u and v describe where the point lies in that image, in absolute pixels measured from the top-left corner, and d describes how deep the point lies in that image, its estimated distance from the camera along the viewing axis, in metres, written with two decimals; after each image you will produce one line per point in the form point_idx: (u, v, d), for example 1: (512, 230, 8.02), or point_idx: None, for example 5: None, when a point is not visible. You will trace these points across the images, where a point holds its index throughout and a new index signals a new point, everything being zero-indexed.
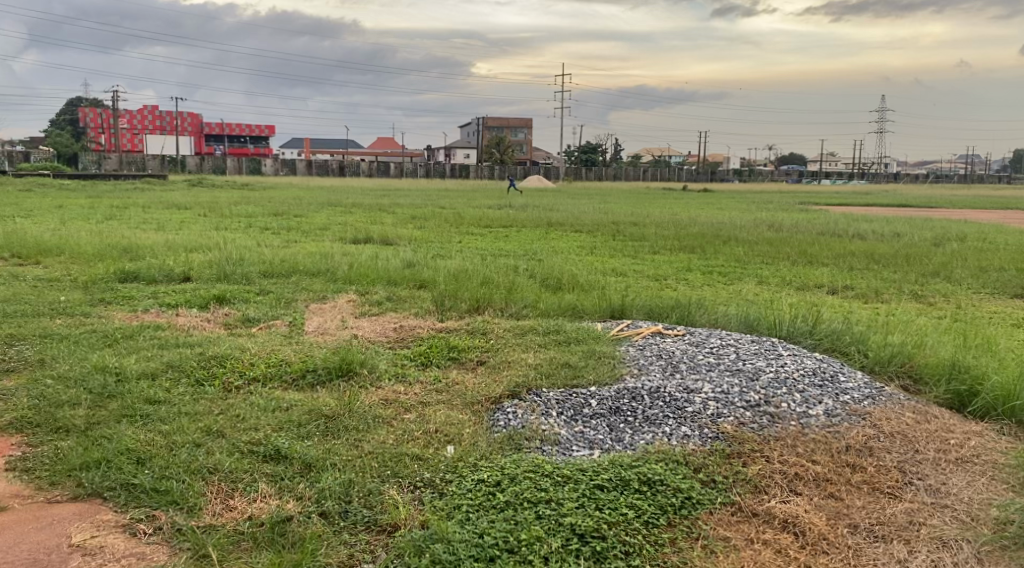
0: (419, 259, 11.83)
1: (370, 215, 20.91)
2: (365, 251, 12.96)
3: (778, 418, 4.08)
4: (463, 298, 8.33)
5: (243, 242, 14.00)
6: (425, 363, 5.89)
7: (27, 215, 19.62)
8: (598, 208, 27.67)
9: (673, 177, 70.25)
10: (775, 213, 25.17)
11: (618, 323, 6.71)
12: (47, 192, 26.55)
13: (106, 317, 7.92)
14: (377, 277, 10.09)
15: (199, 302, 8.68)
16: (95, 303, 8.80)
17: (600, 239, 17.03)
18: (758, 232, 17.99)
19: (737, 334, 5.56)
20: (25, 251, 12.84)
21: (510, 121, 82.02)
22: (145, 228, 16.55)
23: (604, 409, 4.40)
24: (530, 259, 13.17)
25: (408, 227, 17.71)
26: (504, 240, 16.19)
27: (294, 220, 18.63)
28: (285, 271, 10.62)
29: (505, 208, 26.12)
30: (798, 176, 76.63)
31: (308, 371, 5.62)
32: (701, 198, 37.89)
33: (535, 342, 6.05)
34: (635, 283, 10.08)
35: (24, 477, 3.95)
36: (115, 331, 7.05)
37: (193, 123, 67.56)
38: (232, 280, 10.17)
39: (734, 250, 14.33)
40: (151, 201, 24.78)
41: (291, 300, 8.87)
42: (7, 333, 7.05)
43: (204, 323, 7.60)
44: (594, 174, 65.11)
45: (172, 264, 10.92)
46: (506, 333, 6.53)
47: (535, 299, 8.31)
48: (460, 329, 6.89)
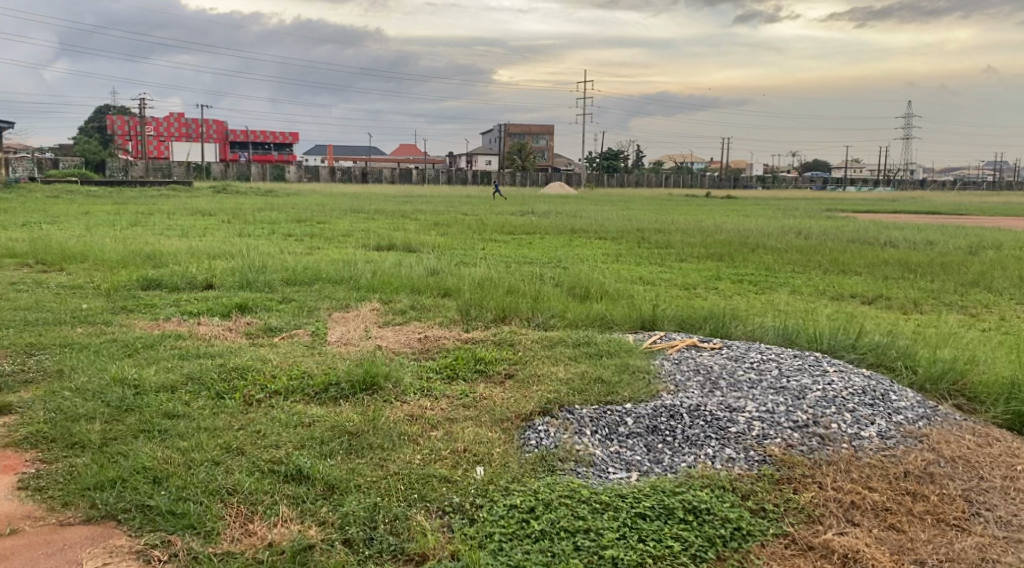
0: (443, 266, 11.66)
1: (393, 221, 20.81)
2: (388, 258, 12.82)
3: (828, 441, 3.86)
4: (488, 307, 8.14)
5: (266, 249, 13.91)
6: (451, 377, 5.69)
7: (53, 222, 19.70)
8: (622, 215, 27.43)
9: (697, 184, 69.73)
10: (803, 220, 24.77)
11: (651, 335, 6.47)
12: (74, 198, 26.72)
13: (127, 325, 7.81)
14: (400, 285, 9.93)
15: (221, 311, 8.56)
16: (116, 311, 8.70)
17: (626, 246, 16.79)
18: (787, 239, 17.67)
19: (777, 348, 5.33)
20: (49, 258, 12.81)
21: (533, 127, 81.88)
22: (169, 235, 16.53)
23: (641, 428, 4.20)
24: (555, 267, 12.96)
25: (431, 234, 17.56)
26: (528, 248, 15.99)
27: (318, 227, 18.55)
28: (308, 278, 10.49)
29: (529, 214, 25.98)
30: (823, 183, 75.88)
31: (331, 384, 5.44)
32: (725, 205, 37.52)
33: (565, 355, 5.83)
34: (664, 292, 9.84)
35: (37, 497, 3.80)
36: (136, 341, 6.93)
37: (218, 131, 68.07)
38: (254, 288, 10.05)
39: (763, 258, 14.03)
40: (176, 207, 24.84)
41: (314, 308, 8.72)
42: (27, 343, 6.94)
43: (225, 332, 7.47)
44: (617, 181, 64.79)
45: (194, 272, 10.82)
46: (534, 344, 6.32)
47: (563, 308, 8.10)
48: (486, 340, 6.69)
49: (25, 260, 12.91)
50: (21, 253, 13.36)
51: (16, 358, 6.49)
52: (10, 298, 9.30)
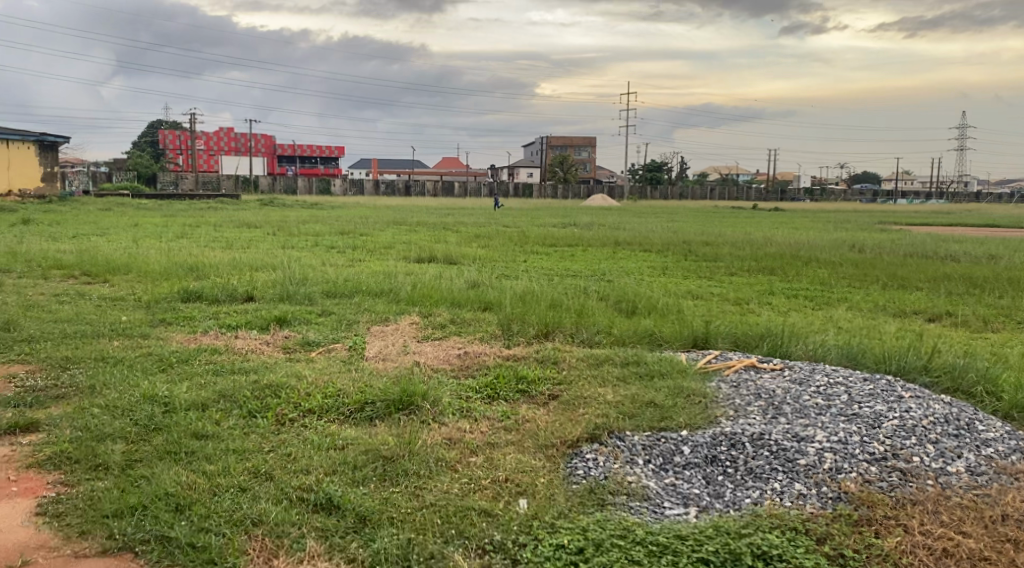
0: (485, 279, 11.39)
1: (434, 233, 20.65)
2: (429, 270, 12.60)
3: (910, 477, 3.54)
4: (531, 322, 7.82)
5: (307, 260, 13.79)
6: (492, 396, 5.40)
7: (102, 234, 19.90)
8: (667, 227, 26.96)
9: (743, 196, 68.66)
10: (857, 233, 24.00)
11: (703, 353, 6.12)
12: (124, 211, 27.10)
13: (164, 339, 7.67)
14: (441, 298, 9.68)
15: (259, 324, 8.38)
16: (155, 324, 8.58)
17: (672, 259, 16.36)
18: (840, 253, 17.08)
19: (844, 371, 4.98)
20: (95, 270, 12.83)
21: (576, 139, 81.53)
22: (213, 247, 16.52)
23: (699, 458, 3.91)
24: (601, 280, 12.63)
25: (473, 246, 17.31)
26: (572, 260, 15.66)
27: (360, 239, 18.44)
28: (348, 291, 10.29)
29: (572, 226, 25.67)
30: (873, 195, 74.20)
31: (367, 402, 5.19)
32: (771, 217, 36.78)
33: (613, 375, 5.50)
34: (714, 307, 9.46)
35: (54, 524, 3.60)
36: (171, 355, 6.76)
37: (267, 145, 69.03)
38: (294, 300, 9.88)
39: (818, 272, 13.55)
40: (223, 220, 25.05)
41: (353, 322, 8.50)
42: (62, 356, 6.81)
43: (261, 346, 7.27)
44: (661, 193, 64.14)
45: (235, 284, 10.69)
46: (580, 362, 6.00)
47: (609, 324, 7.78)
48: (529, 357, 6.39)
49: (71, 272, 12.94)
50: (67, 264, 13.42)
51: (50, 372, 6.34)
52: (51, 309, 9.25)
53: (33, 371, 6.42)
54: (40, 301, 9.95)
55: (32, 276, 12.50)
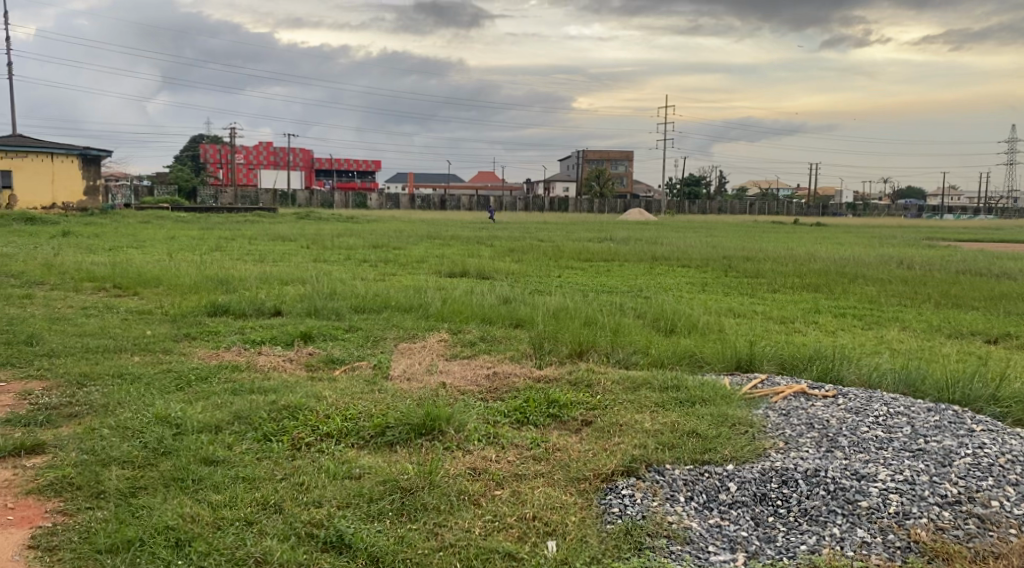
0: (518, 294, 11.10)
1: (468, 247, 20.44)
2: (461, 285, 12.37)
3: (988, 524, 3.23)
4: (564, 340, 7.49)
5: (339, 274, 13.61)
6: (521, 421, 5.09)
7: (138, 246, 19.96)
8: (705, 242, 26.53)
9: (783, 210, 67.67)
10: (903, 250, 23.34)
11: (748, 378, 5.78)
12: (163, 223, 27.30)
13: (187, 355, 7.46)
14: (471, 314, 9.40)
15: (284, 340, 8.16)
16: (179, 338, 8.39)
17: (711, 275, 15.95)
18: (886, 270, 16.56)
19: (904, 400, 4.62)
20: (126, 282, 12.76)
21: (612, 153, 81.14)
22: (246, 260, 16.44)
23: (747, 496, 3.61)
24: (637, 296, 12.30)
25: (506, 261, 17.05)
26: (607, 276, 15.33)
27: (393, 253, 18.27)
28: (377, 305, 10.06)
29: (607, 241, 25.32)
30: (916, 211, 72.75)
31: (387, 426, 4.90)
32: (812, 232, 36.11)
33: (651, 400, 5.15)
34: (756, 327, 9.09)
35: (46, 559, 3.38)
36: (191, 372, 6.53)
37: (304, 159, 69.62)
38: (322, 315, 9.66)
39: (864, 291, 13.08)
40: (259, 233, 25.09)
41: (380, 339, 8.25)
42: (81, 372, 6.61)
43: (284, 363, 7.03)
44: (698, 207, 63.49)
45: (264, 298, 10.51)
46: (615, 386, 5.66)
47: (646, 343, 7.46)
48: (561, 378, 6.07)
49: (103, 284, 12.89)
50: (100, 276, 13.38)
51: (66, 389, 6.14)
52: (78, 322, 9.12)
53: (50, 388, 6.22)
54: (67, 313, 9.83)
55: (64, 289, 12.45)
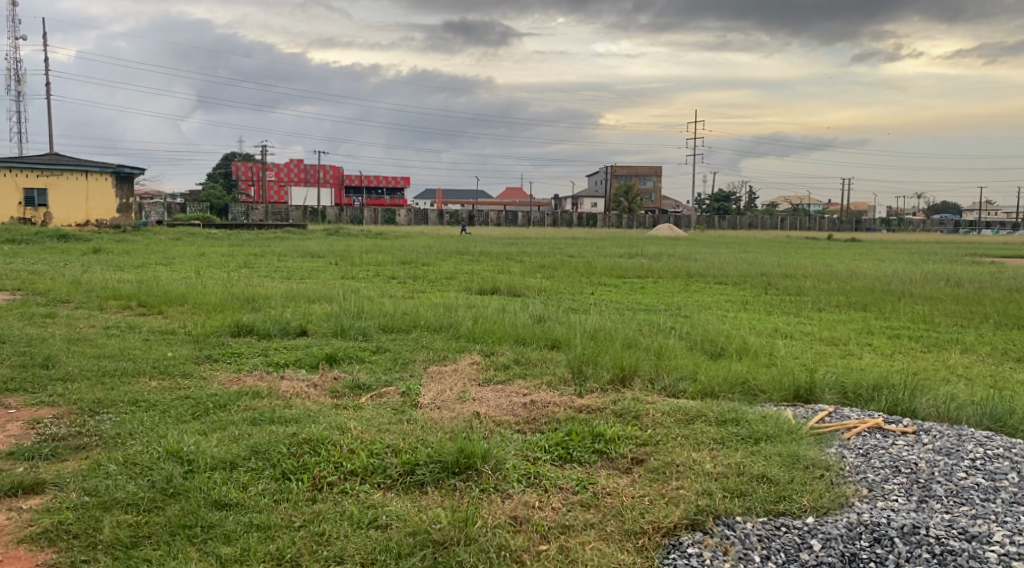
0: (552, 313, 10.64)
1: (498, 264, 20.01)
2: (492, 303, 11.97)
3: None
4: (605, 364, 7.04)
5: (366, 292, 13.23)
6: (564, 459, 4.66)
7: (166, 263, 19.75)
8: (740, 258, 25.95)
9: (815, 226, 66.56)
10: (948, 265, 22.61)
11: (813, 410, 5.29)
12: (193, 240, 27.18)
13: (207, 379, 7.08)
14: (504, 334, 8.95)
15: (309, 362, 7.74)
16: (201, 361, 8.01)
17: (750, 292, 15.37)
18: (934, 287, 15.91)
19: (1000, 440, 4.14)
20: (152, 301, 12.46)
21: (641, 168, 80.55)
22: (274, 277, 16.11)
23: (835, 558, 3.21)
24: (676, 315, 11.83)
25: (537, 278, 16.58)
26: (642, 293, 14.85)
27: (422, 270, 17.88)
28: (405, 325, 9.62)
29: (640, 256, 24.81)
30: (953, 226, 71.22)
31: (417, 463, 4.47)
32: (847, 247, 35.31)
33: (708, 436, 4.70)
34: (808, 349, 8.62)
35: None
36: (210, 399, 6.13)
37: (334, 176, 69.82)
38: (348, 336, 9.24)
39: (916, 309, 12.51)
40: (288, 249, 24.85)
41: (409, 361, 7.83)
42: (94, 399, 6.22)
43: (307, 389, 6.59)
44: (729, 223, 62.75)
45: (289, 317, 10.13)
46: (665, 418, 5.19)
47: (693, 369, 7.01)
48: (604, 408, 5.59)
49: (127, 302, 12.61)
50: (125, 294, 13.11)
51: (77, 418, 5.74)
52: (98, 343, 8.78)
53: (61, 417, 5.82)
54: (88, 334, 9.50)
55: (88, 307, 12.18)
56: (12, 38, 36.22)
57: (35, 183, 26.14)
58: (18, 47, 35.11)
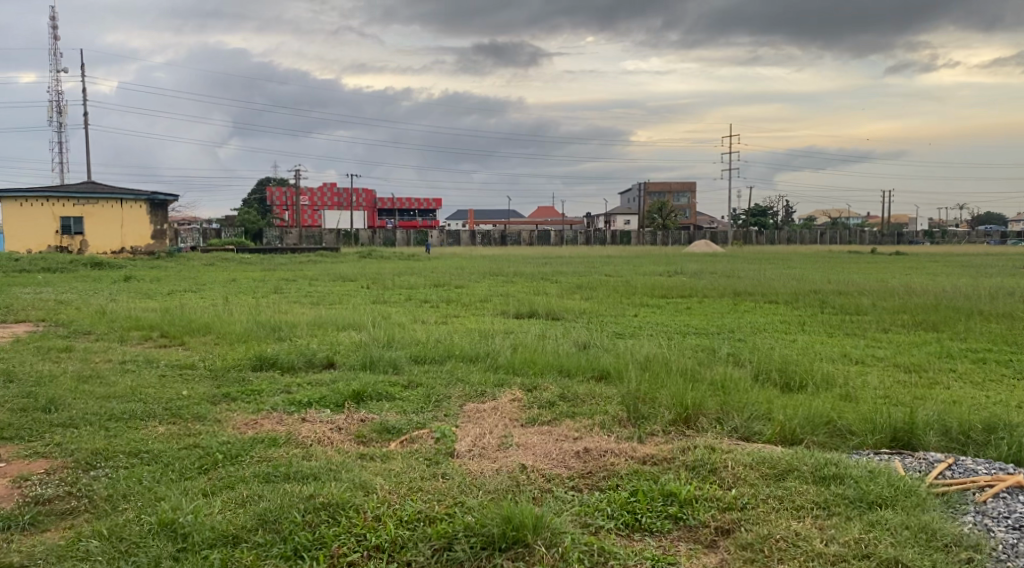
0: (597, 339, 9.85)
1: (534, 285, 19.24)
2: (531, 327, 11.25)
3: None
4: (667, 400, 6.24)
5: (398, 318, 12.52)
6: (632, 527, 3.94)
7: (196, 290, 19.26)
8: (784, 275, 24.92)
9: (855, 240, 64.97)
10: (1007, 279, 21.50)
11: (929, 460, 4.47)
12: (225, 265, 26.80)
13: (220, 424, 6.32)
14: (548, 364, 8.15)
15: (335, 401, 6.98)
16: (217, 400, 7.25)
17: (805, 312, 14.49)
18: (1003, 304, 14.92)
19: None
20: (175, 331, 11.83)
21: (674, 185, 79.42)
22: (303, 304, 15.46)
23: None
24: (730, 338, 11.02)
25: (576, 299, 15.82)
26: (689, 314, 14.00)
27: (455, 292, 17.20)
28: (439, 354, 8.86)
29: (679, 274, 23.89)
30: (1000, 237, 69.08)
31: (455, 536, 3.74)
32: (895, 261, 34.08)
33: (809, 502, 3.98)
34: (889, 379, 7.84)
35: None
36: (221, 450, 5.35)
37: (367, 199, 69.72)
38: (376, 368, 8.47)
39: (990, 331, 11.63)
40: (320, 273, 24.34)
41: (443, 397, 7.05)
42: (93, 449, 5.48)
43: (330, 434, 5.83)
44: (767, 238, 61.53)
45: (315, 348, 9.40)
46: (749, 474, 4.40)
47: (769, 406, 6.19)
48: (674, 460, 4.77)
49: (150, 333, 12.01)
50: (148, 325, 12.51)
51: (68, 474, 5.00)
52: (109, 380, 8.10)
53: (52, 473, 5.08)
54: (102, 369, 8.84)
55: (109, 339, 11.58)
56: (57, 74, 36.56)
57: (72, 211, 26.01)
58: (58, 78, 35.18)
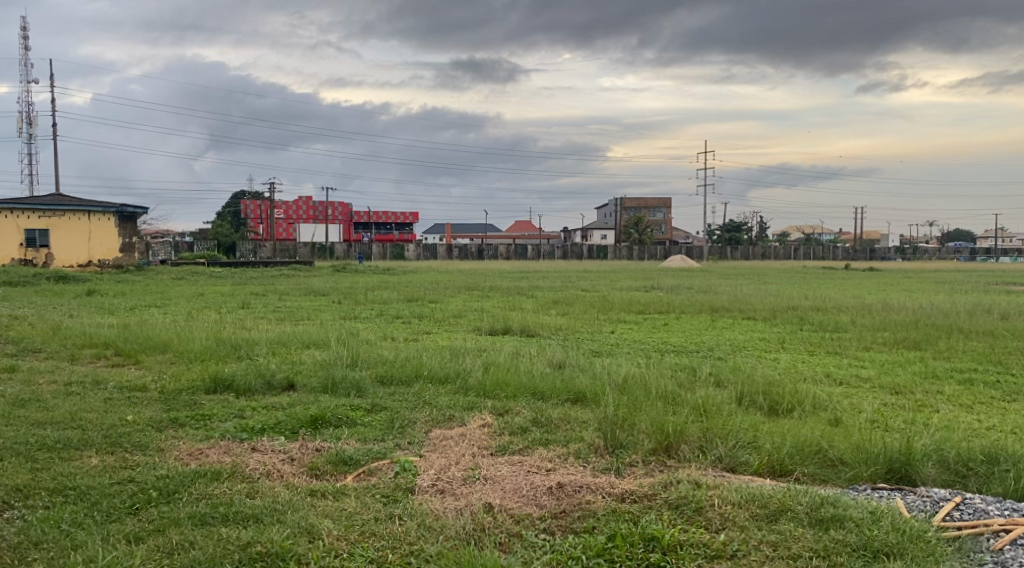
0: (572, 357, 9.41)
1: (509, 300, 18.79)
2: (505, 345, 10.80)
3: None
4: (646, 426, 5.80)
5: (366, 336, 12.04)
6: None
7: (159, 306, 18.60)
8: (761, 290, 24.66)
9: (828, 255, 65.25)
10: (982, 296, 21.46)
11: (934, 498, 4.09)
12: (195, 279, 26.09)
13: (161, 454, 5.77)
14: (521, 387, 7.68)
15: (290, 428, 6.48)
16: (163, 426, 6.67)
17: (784, 329, 14.17)
18: (984, 322, 14.74)
19: None
20: (130, 349, 11.22)
21: (650, 201, 79.53)
22: (270, 320, 14.89)
23: None
24: (710, 357, 10.63)
25: (551, 315, 15.41)
26: (667, 331, 13.63)
27: (428, 308, 16.72)
28: (406, 375, 8.35)
29: (655, 290, 23.59)
30: (970, 253, 69.87)
31: None
32: (870, 277, 34.03)
33: (807, 551, 3.61)
34: (877, 403, 7.48)
35: None
36: (155, 487, 4.79)
37: (342, 212, 69.02)
38: (338, 391, 7.94)
39: (971, 349, 11.43)
40: (291, 287, 23.72)
41: (408, 423, 6.56)
42: (11, 485, 4.89)
43: (280, 466, 5.33)
44: (742, 253, 61.58)
45: (274, 368, 8.84)
46: (739, 514, 3.99)
47: (756, 434, 5.78)
48: (654, 497, 4.34)
49: (104, 351, 11.40)
50: (102, 342, 11.89)
51: None
52: (49, 403, 7.49)
53: None
54: (43, 391, 8.22)
55: (58, 358, 10.95)
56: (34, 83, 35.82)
57: (36, 224, 25.24)
58: (27, 88, 34.33)
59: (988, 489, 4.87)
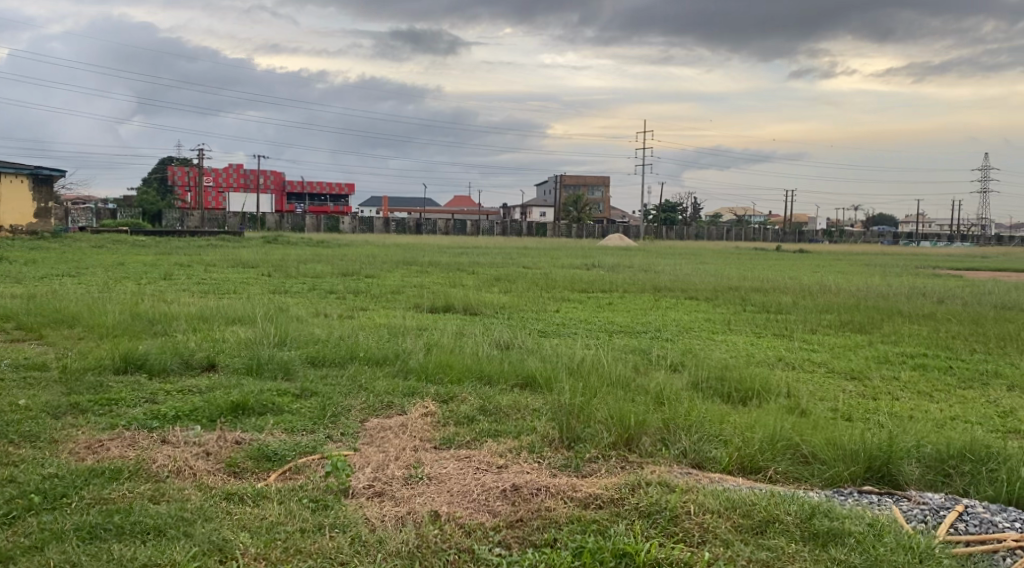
0: (519, 338, 8.87)
1: (448, 276, 18.15)
2: (446, 324, 10.19)
3: None
4: (605, 417, 5.28)
5: (296, 311, 11.28)
6: None
7: (74, 275, 17.37)
8: (701, 270, 24.51)
9: (761, 237, 66.15)
10: (916, 280, 21.68)
11: (933, 506, 3.71)
12: (115, 248, 24.66)
13: (52, 447, 5.01)
14: (466, 369, 7.10)
15: (208, 416, 5.79)
16: (61, 412, 5.89)
17: (728, 310, 13.89)
18: (924, 305, 14.72)
19: None
20: (33, 323, 10.23)
21: (589, 179, 79.41)
22: (194, 293, 13.95)
23: None
24: (658, 338, 10.20)
25: (493, 292, 14.87)
26: (612, 311, 13.21)
27: (364, 282, 15.98)
28: (340, 356, 7.69)
29: (596, 268, 23.23)
30: (895, 237, 71.67)
31: None
32: (805, 259, 34.34)
33: None
34: (838, 389, 7.15)
35: None
36: (39, 489, 4.08)
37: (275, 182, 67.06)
38: (265, 373, 7.24)
39: (917, 333, 11.28)
40: (219, 258, 22.61)
41: (342, 411, 5.93)
42: None
43: (194, 461, 4.66)
44: (677, 233, 61.95)
45: (194, 347, 8.05)
46: (723, 524, 3.52)
47: (722, 425, 5.33)
48: (622, 501, 3.84)
49: (4, 324, 10.37)
50: (3, 315, 10.84)
51: None
52: None
53: None
54: None
55: None
56: None
57: None
58: None
59: (975, 490, 4.53)
